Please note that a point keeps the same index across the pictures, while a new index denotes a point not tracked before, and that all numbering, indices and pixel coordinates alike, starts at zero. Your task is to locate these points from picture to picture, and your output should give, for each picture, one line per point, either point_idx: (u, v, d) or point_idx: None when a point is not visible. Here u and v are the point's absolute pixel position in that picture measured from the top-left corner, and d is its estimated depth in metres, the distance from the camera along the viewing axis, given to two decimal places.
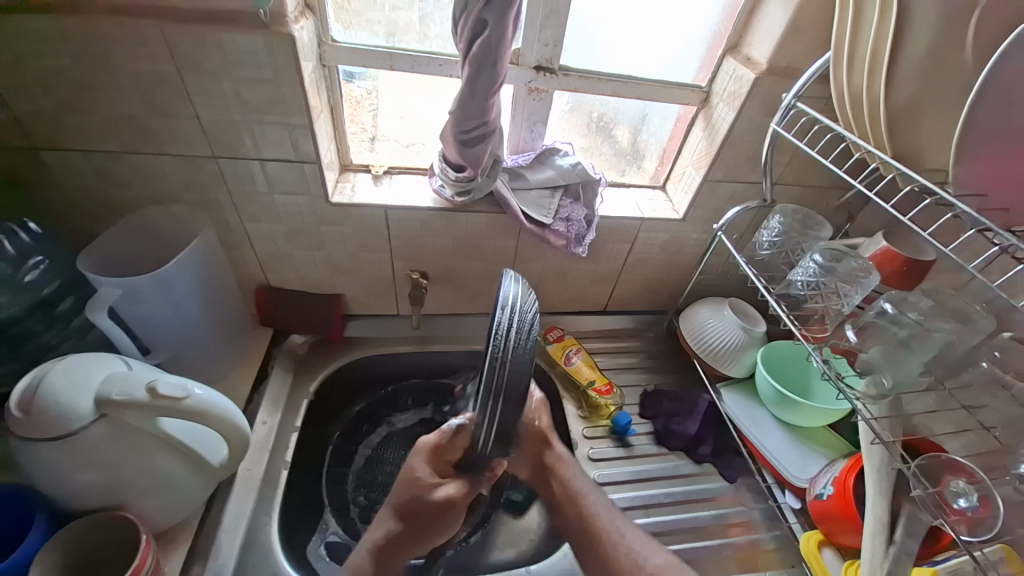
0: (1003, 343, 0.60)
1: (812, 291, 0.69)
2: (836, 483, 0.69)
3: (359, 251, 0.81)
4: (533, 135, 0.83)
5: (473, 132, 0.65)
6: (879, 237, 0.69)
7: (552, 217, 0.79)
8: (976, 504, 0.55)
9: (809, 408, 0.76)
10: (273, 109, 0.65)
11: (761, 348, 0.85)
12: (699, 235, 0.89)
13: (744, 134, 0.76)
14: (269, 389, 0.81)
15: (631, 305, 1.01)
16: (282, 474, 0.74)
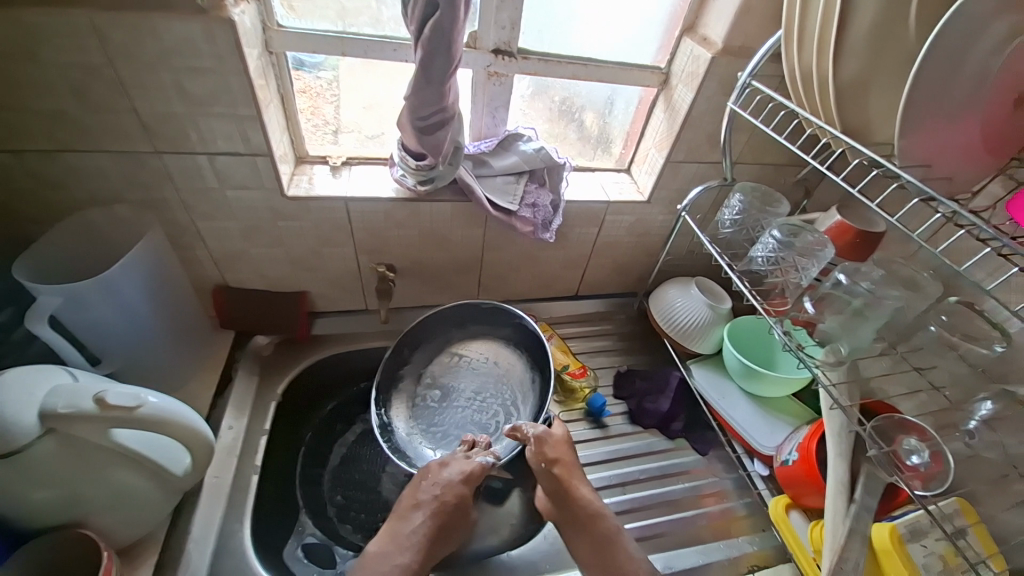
0: (950, 307, 0.61)
1: (773, 266, 0.71)
2: (801, 448, 0.72)
3: (321, 245, 0.79)
4: (495, 121, 0.82)
5: (431, 119, 0.64)
6: (833, 211, 0.72)
7: (518, 203, 0.78)
8: (929, 459, 0.57)
9: (773, 380, 0.79)
10: (218, 100, 0.61)
11: (727, 324, 0.87)
12: (664, 217, 0.90)
13: (703, 115, 0.77)
14: (235, 393, 0.78)
15: (601, 289, 1.02)
16: (252, 479, 0.72)
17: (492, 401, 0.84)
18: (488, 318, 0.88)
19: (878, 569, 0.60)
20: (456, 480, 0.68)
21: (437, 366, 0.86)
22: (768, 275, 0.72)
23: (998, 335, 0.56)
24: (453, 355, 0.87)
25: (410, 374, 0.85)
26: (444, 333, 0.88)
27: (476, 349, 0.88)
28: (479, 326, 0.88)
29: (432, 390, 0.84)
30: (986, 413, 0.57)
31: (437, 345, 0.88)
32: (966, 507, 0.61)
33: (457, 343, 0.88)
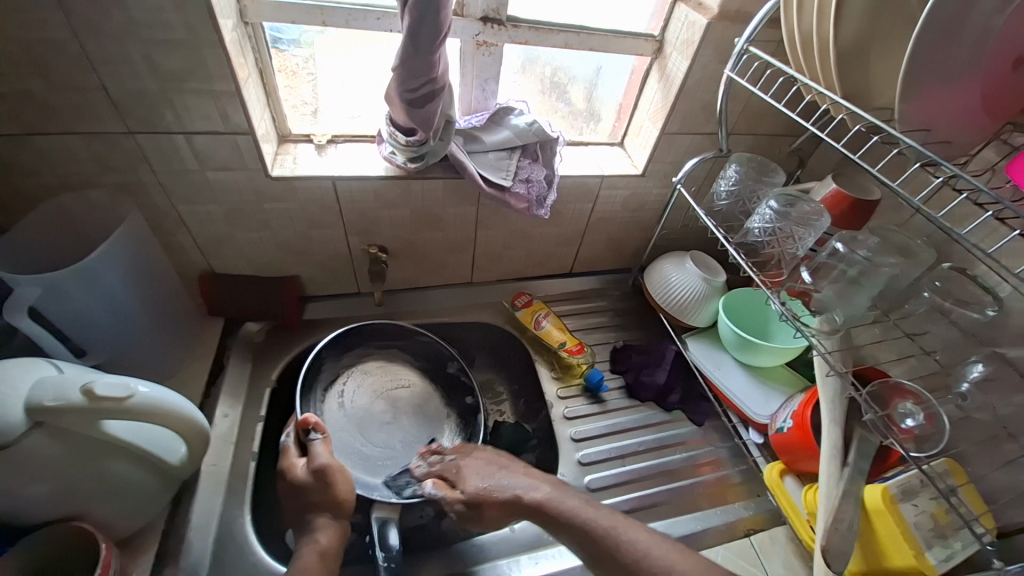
0: (943, 274, 0.63)
1: (769, 237, 0.71)
2: (795, 416, 0.73)
3: (307, 227, 0.76)
4: (485, 95, 0.79)
5: (420, 91, 0.60)
6: (829, 180, 0.71)
7: (512, 179, 0.76)
8: (923, 422, 0.59)
9: (769, 351, 0.79)
10: (192, 75, 0.58)
11: (722, 296, 0.87)
12: (659, 190, 0.89)
13: (698, 84, 0.75)
14: (228, 380, 0.77)
15: (595, 265, 1.02)
16: (250, 465, 0.71)
17: (407, 422, 0.81)
18: (415, 345, 0.87)
19: (871, 529, 0.61)
20: (308, 466, 0.66)
21: (347, 383, 0.81)
22: (764, 245, 0.72)
23: (990, 299, 0.58)
24: (362, 373, 0.83)
25: (322, 385, 0.79)
26: (364, 346, 0.85)
27: (393, 370, 0.85)
28: (399, 346, 0.86)
29: (345, 409, 0.79)
30: (977, 375, 0.59)
31: (355, 360, 0.84)
32: (953, 467, 0.62)
33: (372, 362, 0.84)
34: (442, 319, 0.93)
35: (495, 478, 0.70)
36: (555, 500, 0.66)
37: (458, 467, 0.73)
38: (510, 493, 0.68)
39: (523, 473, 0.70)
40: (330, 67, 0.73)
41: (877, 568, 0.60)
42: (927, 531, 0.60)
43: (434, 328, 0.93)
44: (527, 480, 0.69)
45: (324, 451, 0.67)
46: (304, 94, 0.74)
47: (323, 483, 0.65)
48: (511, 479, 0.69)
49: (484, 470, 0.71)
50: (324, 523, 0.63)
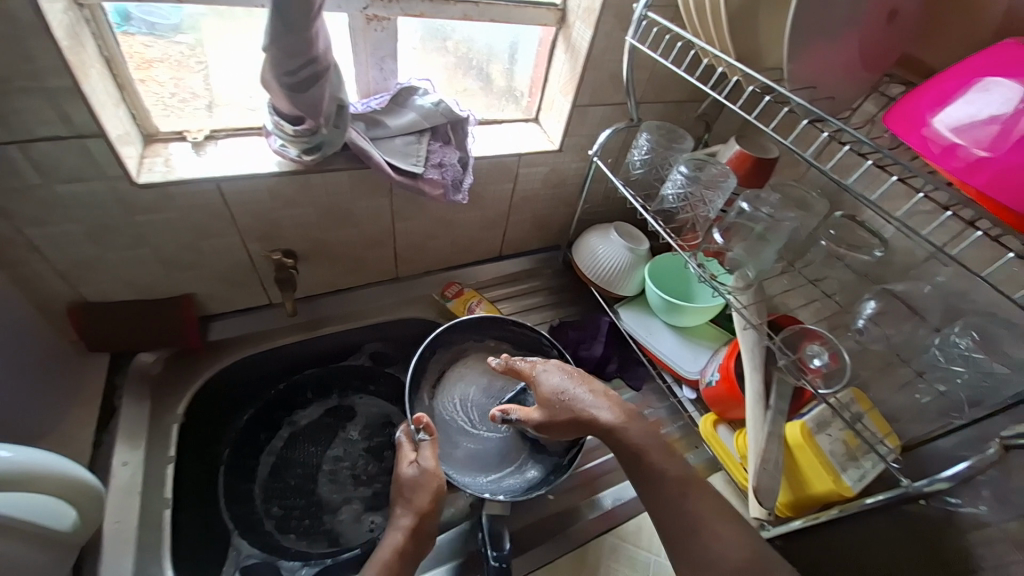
0: (836, 222, 0.69)
1: (682, 202, 0.73)
2: (722, 369, 0.77)
3: (195, 238, 0.67)
4: (384, 74, 0.73)
5: (300, 73, 0.53)
6: (732, 142, 0.74)
7: (424, 165, 0.71)
8: (828, 361, 0.64)
9: (694, 310, 0.82)
10: (12, 70, 0.47)
11: (647, 264, 0.89)
12: (577, 164, 0.88)
13: (604, 53, 0.74)
14: (124, 423, 0.67)
15: (524, 246, 1.01)
16: (164, 513, 0.64)
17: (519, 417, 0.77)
18: (510, 334, 0.83)
19: (794, 463, 0.66)
20: (410, 472, 0.66)
21: (451, 382, 0.81)
22: (681, 210, 0.74)
23: (876, 242, 0.65)
24: (462, 371, 0.82)
25: (431, 381, 0.80)
26: (461, 342, 0.83)
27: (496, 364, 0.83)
28: (497, 337, 0.84)
29: (456, 408, 0.79)
30: (871, 311, 0.66)
31: (455, 358, 0.82)
32: (860, 397, 0.68)
33: (475, 358, 0.83)
34: (370, 320, 0.88)
35: (584, 395, 0.65)
36: (624, 429, 0.62)
37: (535, 371, 0.69)
38: (577, 408, 0.64)
39: (601, 393, 0.66)
40: (220, 57, 0.66)
41: (802, 496, 0.65)
42: (841, 457, 0.65)
43: (363, 330, 0.88)
44: (600, 400, 0.65)
45: (432, 455, 0.67)
46: (192, 85, 0.66)
47: (419, 483, 0.65)
48: (586, 396, 0.65)
49: (562, 373, 0.68)
50: (405, 523, 0.63)
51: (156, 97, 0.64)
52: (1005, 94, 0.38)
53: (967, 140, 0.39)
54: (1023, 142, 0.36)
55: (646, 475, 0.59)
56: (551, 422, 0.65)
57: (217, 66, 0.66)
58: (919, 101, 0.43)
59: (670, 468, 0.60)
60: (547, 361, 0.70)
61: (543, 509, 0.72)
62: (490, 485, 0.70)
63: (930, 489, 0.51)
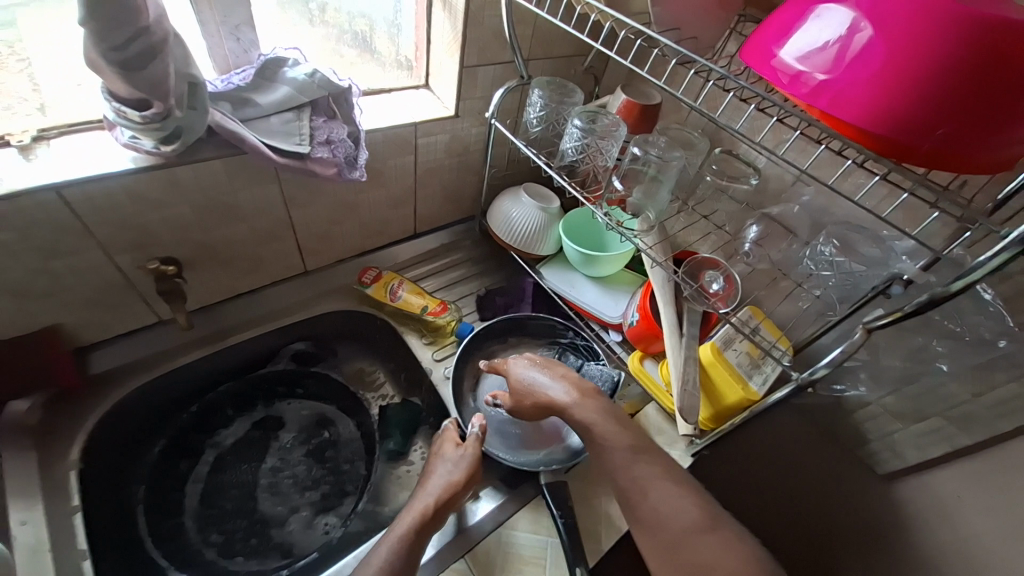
0: (717, 158, 0.74)
1: (581, 154, 0.75)
2: (639, 310, 0.81)
3: (46, 259, 0.57)
4: (242, 45, 0.65)
5: (133, 48, 0.46)
6: (618, 92, 0.77)
7: (310, 143, 0.66)
8: (724, 284, 0.70)
9: (608, 259, 0.86)
10: None
11: (561, 221, 0.91)
12: (476, 128, 0.87)
13: (483, 9, 0.72)
14: (8, 479, 0.59)
15: (437, 220, 0.99)
16: (86, 563, 0.58)
17: None
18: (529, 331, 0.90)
19: (709, 380, 0.72)
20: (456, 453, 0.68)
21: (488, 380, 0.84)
22: (581, 163, 0.77)
23: (750, 171, 0.72)
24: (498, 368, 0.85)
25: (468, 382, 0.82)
26: (488, 344, 0.87)
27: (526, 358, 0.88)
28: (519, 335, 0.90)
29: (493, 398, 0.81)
30: (755, 236, 0.74)
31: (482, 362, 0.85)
32: (756, 313, 0.75)
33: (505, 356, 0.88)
34: (283, 321, 0.82)
35: (545, 381, 0.70)
36: (576, 407, 0.66)
37: (505, 363, 0.74)
38: (539, 392, 0.69)
39: (562, 375, 0.70)
40: (47, 51, 0.56)
41: (721, 409, 0.71)
42: (747, 366, 0.72)
43: (278, 333, 0.83)
44: (558, 381, 0.69)
45: (475, 443, 0.69)
46: (14, 86, 0.56)
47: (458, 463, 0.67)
48: (546, 380, 0.70)
49: (528, 362, 0.73)
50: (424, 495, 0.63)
51: None
52: (838, 20, 0.40)
53: (809, 66, 0.41)
54: (855, 64, 0.39)
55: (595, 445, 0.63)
56: (519, 406, 0.71)
57: (44, 62, 0.56)
58: (766, 37, 0.45)
59: (620, 439, 0.62)
60: (517, 354, 0.75)
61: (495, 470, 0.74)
62: (544, 458, 0.72)
63: (815, 376, 0.55)
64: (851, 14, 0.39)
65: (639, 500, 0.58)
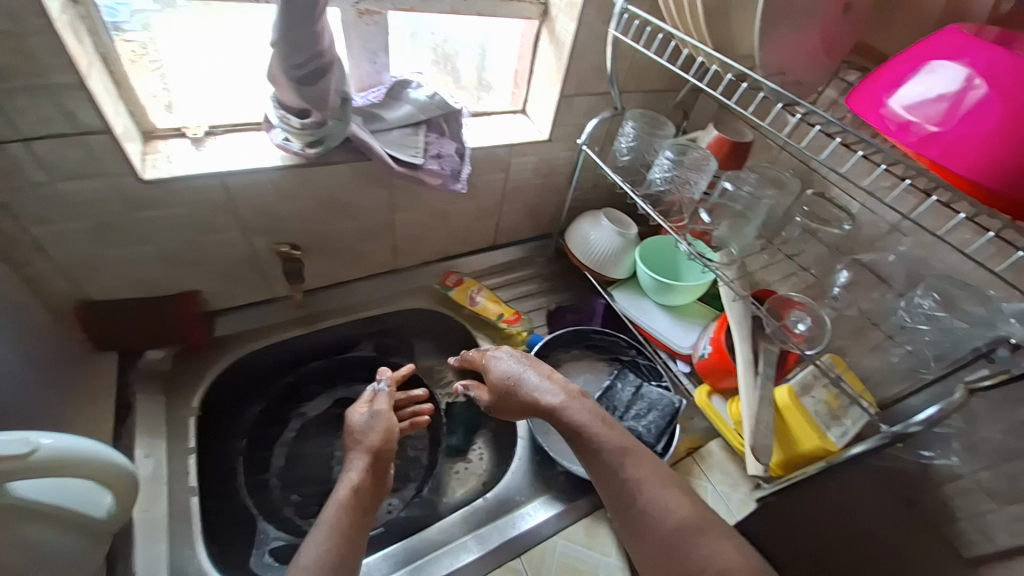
0: (809, 200, 0.76)
1: (670, 184, 0.78)
2: (713, 342, 0.81)
3: (199, 234, 0.68)
4: (377, 68, 0.74)
5: (308, 66, 0.56)
6: (711, 128, 0.79)
7: (423, 156, 0.74)
8: (811, 325, 0.69)
9: (682, 289, 0.87)
10: (16, 67, 0.47)
11: (637, 247, 0.94)
12: (565, 153, 0.92)
13: (588, 45, 0.78)
14: (141, 415, 0.69)
15: (516, 235, 1.04)
16: (192, 501, 0.65)
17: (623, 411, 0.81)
18: (593, 342, 0.91)
19: (783, 424, 0.71)
20: (364, 417, 0.74)
21: None
22: (668, 194, 0.79)
23: (844, 216, 0.72)
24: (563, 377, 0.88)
25: None
26: (554, 355, 0.89)
27: (587, 371, 0.90)
28: (585, 347, 0.91)
29: None
30: (845, 280, 0.72)
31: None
32: (837, 361, 0.72)
33: (570, 365, 0.90)
34: (372, 312, 0.90)
35: (532, 380, 0.74)
36: (568, 410, 0.70)
37: (488, 357, 0.79)
38: (526, 392, 0.73)
39: (548, 376, 0.74)
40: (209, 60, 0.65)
41: (794, 456, 0.69)
42: (825, 417, 0.70)
43: (365, 322, 0.90)
44: (546, 384, 0.73)
45: (383, 402, 0.76)
46: (150, 86, 0.63)
47: (371, 425, 0.72)
48: (535, 380, 0.73)
49: (511, 359, 0.77)
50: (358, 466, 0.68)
51: (152, 94, 0.63)
52: (953, 74, 0.40)
53: (920, 117, 0.42)
54: (969, 117, 0.40)
55: (589, 449, 0.66)
56: (504, 402, 0.75)
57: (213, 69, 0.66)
58: (875, 87, 0.46)
59: (610, 439, 0.66)
60: (498, 349, 0.79)
61: (553, 481, 0.76)
62: None
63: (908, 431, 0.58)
64: (964, 70, 0.40)
65: (633, 508, 0.61)
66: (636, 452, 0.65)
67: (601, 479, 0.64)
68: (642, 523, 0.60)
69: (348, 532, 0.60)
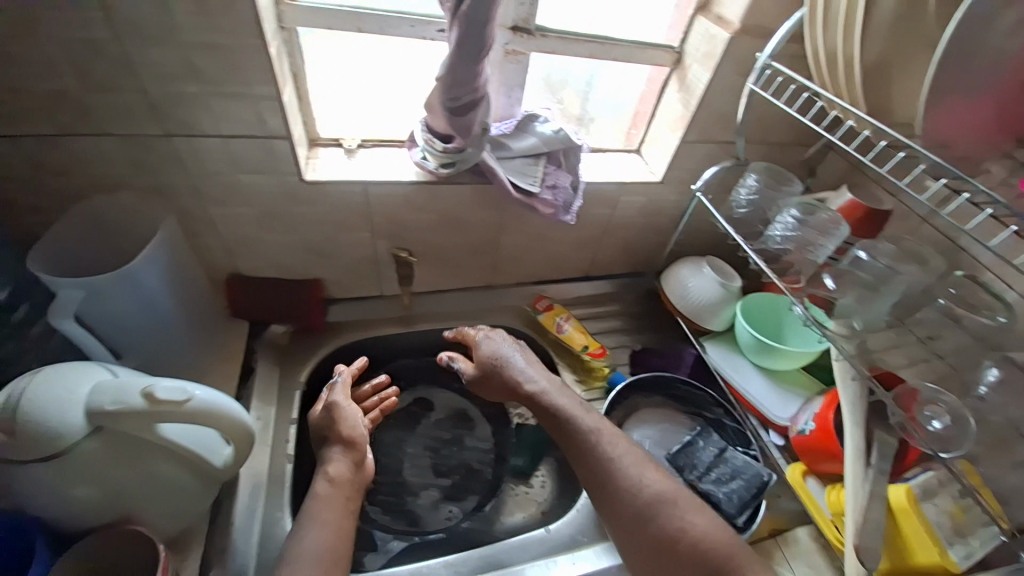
0: (957, 282, 0.67)
1: (790, 244, 0.73)
2: (817, 418, 0.75)
3: (335, 231, 0.76)
4: (511, 101, 0.79)
5: (462, 100, 0.62)
6: (844, 190, 0.74)
7: (539, 185, 0.78)
8: (947, 424, 0.61)
9: (787, 354, 0.82)
10: (234, 80, 0.57)
11: (738, 301, 0.89)
12: (676, 196, 0.91)
13: (720, 94, 0.77)
14: (259, 380, 0.78)
15: (610, 269, 1.03)
16: (287, 468, 0.72)
17: (703, 471, 0.76)
18: (677, 392, 0.86)
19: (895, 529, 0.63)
20: (320, 412, 0.73)
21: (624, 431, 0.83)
22: (785, 253, 0.75)
23: (999, 306, 0.63)
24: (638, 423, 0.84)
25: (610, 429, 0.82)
26: (633, 397, 0.85)
27: (667, 420, 0.85)
28: (667, 395, 0.86)
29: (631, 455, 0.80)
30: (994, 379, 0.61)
31: (626, 414, 0.84)
32: (969, 471, 0.63)
33: (648, 411, 0.85)
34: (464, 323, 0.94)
35: (518, 364, 0.78)
36: (551, 394, 0.75)
37: (477, 335, 0.83)
38: (513, 372, 0.78)
39: (532, 362, 0.79)
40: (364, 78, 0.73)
41: (904, 567, 0.61)
42: (949, 531, 0.61)
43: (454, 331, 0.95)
44: (532, 369, 0.78)
45: (340, 392, 0.74)
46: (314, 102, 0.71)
47: (332, 420, 0.71)
48: (522, 363, 0.79)
49: (500, 339, 0.82)
50: (335, 457, 0.69)
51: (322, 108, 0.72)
52: None
53: None
54: None
55: (578, 438, 0.70)
56: (488, 382, 0.79)
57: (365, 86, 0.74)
58: None
59: (590, 424, 0.71)
60: (488, 328, 0.83)
61: None
62: None
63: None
64: None
65: (637, 506, 0.64)
66: (615, 442, 0.70)
67: (589, 471, 0.68)
68: (621, 499, 0.65)
69: (342, 530, 0.62)
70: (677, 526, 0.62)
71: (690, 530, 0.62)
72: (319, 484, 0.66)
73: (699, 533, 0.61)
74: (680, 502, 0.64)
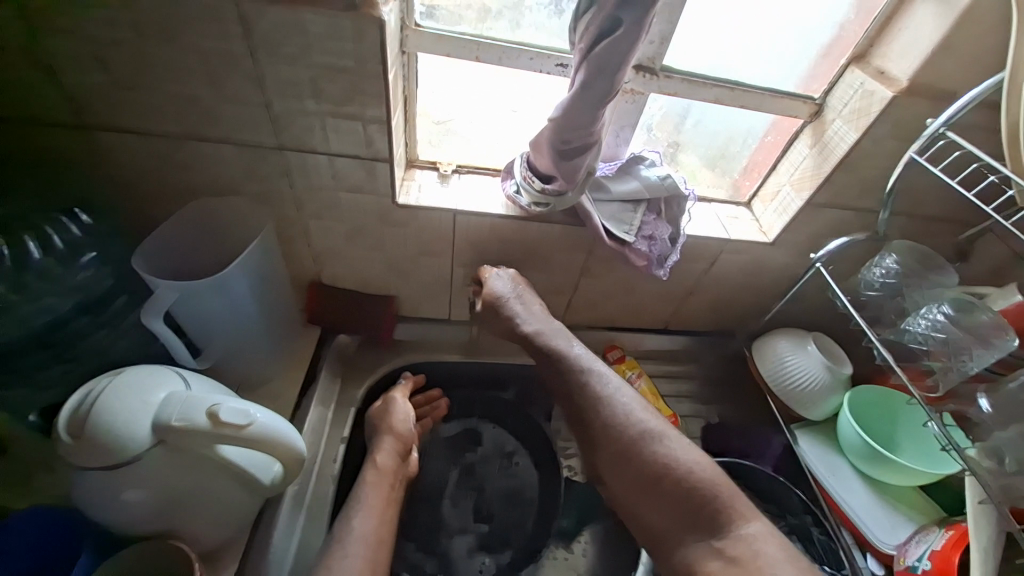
0: None
1: (931, 346, 0.63)
2: (936, 558, 0.63)
3: (417, 253, 0.75)
4: (618, 141, 0.74)
5: (575, 143, 0.57)
6: (1012, 289, 0.61)
7: (635, 234, 0.71)
8: None
9: (899, 468, 0.69)
10: (350, 101, 0.57)
11: (846, 392, 0.78)
12: (787, 261, 0.80)
13: (865, 158, 0.66)
14: (319, 390, 0.78)
15: (695, 327, 0.94)
16: (329, 490, 0.71)
17: None
18: (758, 483, 0.75)
19: None
20: (377, 404, 0.76)
21: None
22: (926, 354, 0.64)
23: None
24: None
25: None
26: None
27: None
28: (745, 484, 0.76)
29: None
30: None
31: None
32: None
33: None
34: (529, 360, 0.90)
35: (518, 295, 0.73)
36: (546, 333, 0.71)
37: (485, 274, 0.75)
38: (512, 311, 0.72)
39: (529, 302, 0.73)
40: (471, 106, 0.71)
41: None
42: None
43: (517, 368, 0.90)
44: (529, 309, 0.72)
45: (400, 392, 0.77)
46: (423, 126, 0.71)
47: (386, 413, 0.73)
48: (521, 305, 0.72)
49: (508, 280, 0.73)
50: (385, 446, 0.70)
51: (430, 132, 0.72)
52: None
53: None
54: None
55: (580, 383, 0.67)
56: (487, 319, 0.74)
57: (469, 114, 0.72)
58: None
59: (588, 362, 0.69)
60: (496, 264, 0.76)
61: None
62: None
63: None
64: None
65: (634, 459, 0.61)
66: (616, 388, 0.66)
67: (586, 416, 0.65)
68: (614, 431, 0.63)
69: (385, 527, 0.62)
70: (664, 460, 0.59)
71: (676, 464, 0.58)
72: (368, 468, 0.67)
73: (688, 468, 0.58)
74: (673, 438, 0.61)
